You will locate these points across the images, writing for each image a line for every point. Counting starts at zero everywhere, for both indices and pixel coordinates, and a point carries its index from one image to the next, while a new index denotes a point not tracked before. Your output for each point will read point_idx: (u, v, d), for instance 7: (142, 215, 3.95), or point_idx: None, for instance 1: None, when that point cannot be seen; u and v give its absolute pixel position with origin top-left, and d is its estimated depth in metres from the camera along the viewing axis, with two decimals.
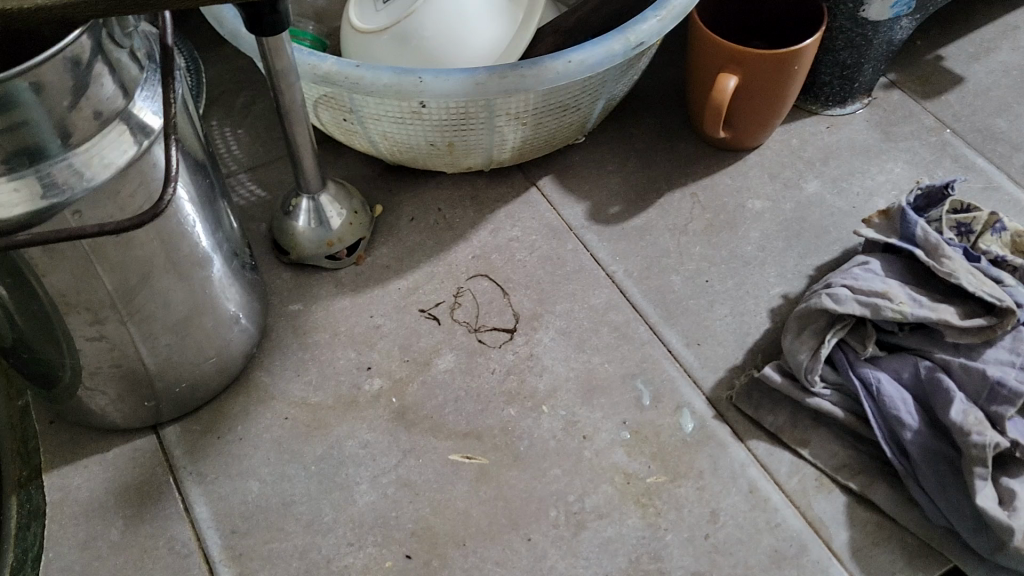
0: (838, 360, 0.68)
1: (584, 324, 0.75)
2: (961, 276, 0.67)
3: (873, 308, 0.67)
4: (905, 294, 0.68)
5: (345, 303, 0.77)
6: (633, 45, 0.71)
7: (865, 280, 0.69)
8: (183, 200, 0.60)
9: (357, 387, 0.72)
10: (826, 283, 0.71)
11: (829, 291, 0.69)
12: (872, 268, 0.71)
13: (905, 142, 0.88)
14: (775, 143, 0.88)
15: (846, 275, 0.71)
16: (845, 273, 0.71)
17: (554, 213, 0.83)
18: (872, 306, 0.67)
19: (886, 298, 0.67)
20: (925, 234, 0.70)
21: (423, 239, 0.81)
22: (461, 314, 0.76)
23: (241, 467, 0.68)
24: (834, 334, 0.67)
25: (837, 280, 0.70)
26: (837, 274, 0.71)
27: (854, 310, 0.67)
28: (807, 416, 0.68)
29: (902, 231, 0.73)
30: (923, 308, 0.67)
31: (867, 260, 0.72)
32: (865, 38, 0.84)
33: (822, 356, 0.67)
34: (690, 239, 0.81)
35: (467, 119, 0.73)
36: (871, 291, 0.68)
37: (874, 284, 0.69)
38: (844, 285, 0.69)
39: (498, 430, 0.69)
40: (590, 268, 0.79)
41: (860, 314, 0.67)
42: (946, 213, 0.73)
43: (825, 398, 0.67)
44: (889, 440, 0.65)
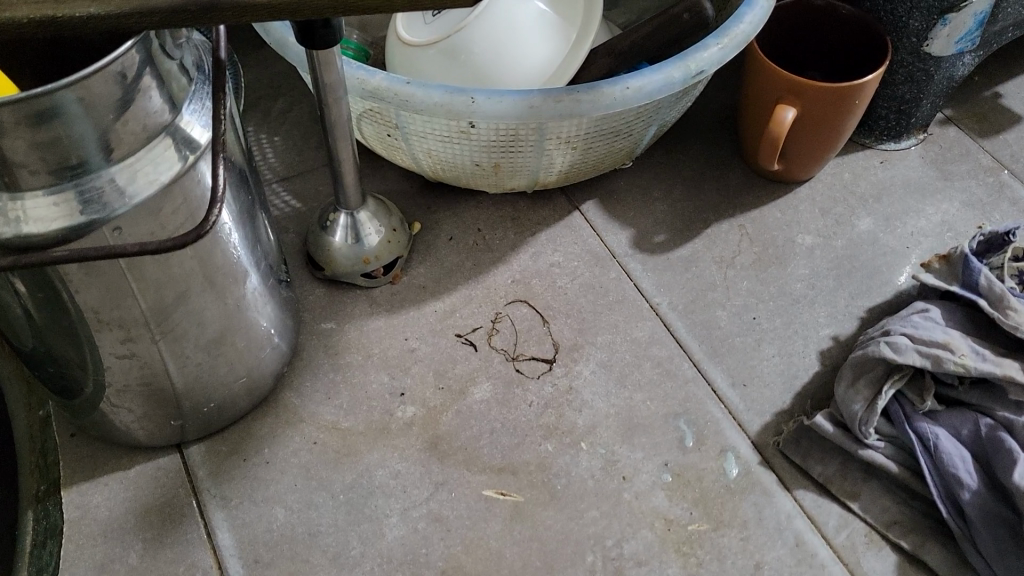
0: (893, 412, 0.65)
1: (626, 358, 0.73)
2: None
3: (933, 359, 0.63)
4: (968, 346, 0.64)
5: (380, 323, 0.74)
6: (692, 73, 0.68)
7: (925, 329, 0.66)
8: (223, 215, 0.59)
9: (389, 413, 0.69)
10: (883, 330, 0.68)
11: (886, 340, 0.66)
12: (932, 315, 0.67)
13: (961, 181, 0.85)
14: (827, 176, 0.85)
15: (903, 323, 0.67)
16: (903, 320, 0.68)
17: (598, 239, 0.80)
18: (933, 357, 0.63)
19: (947, 349, 0.64)
20: (987, 282, 0.67)
21: (462, 259, 0.79)
22: (499, 341, 0.73)
23: (266, 492, 0.65)
24: (892, 384, 0.64)
25: (894, 329, 0.67)
26: (894, 322, 0.68)
27: (914, 360, 0.64)
28: (860, 466, 0.65)
29: (962, 277, 0.69)
30: (986, 362, 0.63)
31: (927, 307, 0.68)
32: (926, 73, 0.81)
33: (878, 408, 0.63)
34: (738, 273, 0.78)
35: (516, 142, 0.70)
36: (931, 341, 0.64)
37: (934, 334, 0.65)
38: (904, 333, 0.66)
39: (534, 466, 0.67)
40: (633, 298, 0.76)
41: (920, 364, 0.63)
42: (1007, 260, 0.70)
43: (878, 451, 0.64)
44: (945, 500, 0.62)
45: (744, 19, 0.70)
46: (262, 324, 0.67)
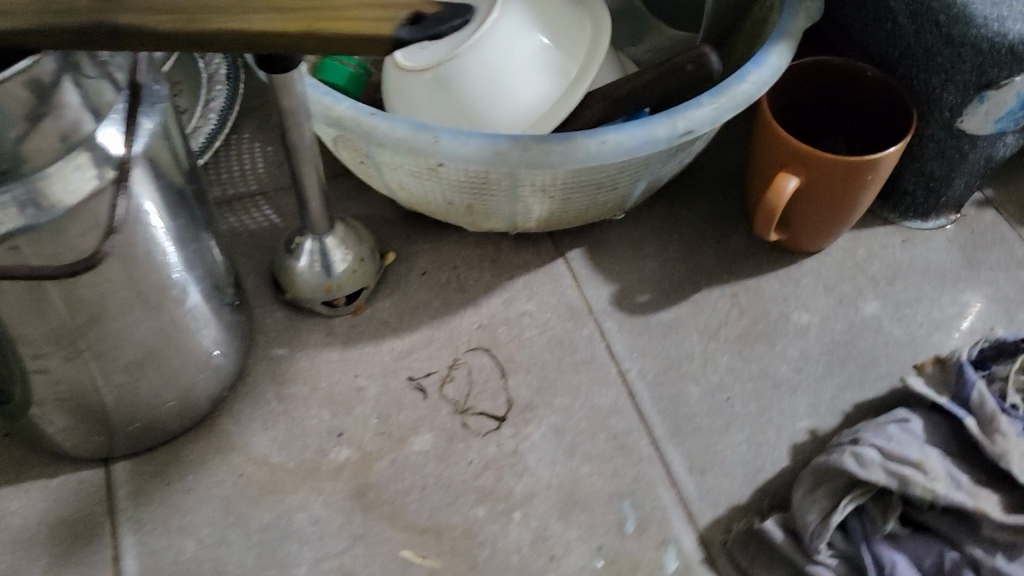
0: (851, 528, 0.58)
1: (581, 426, 0.68)
2: (1011, 459, 0.57)
3: (900, 480, 0.57)
4: (944, 470, 0.57)
5: (333, 356, 0.72)
6: (680, 132, 0.63)
7: (898, 442, 0.59)
8: (158, 232, 0.57)
9: (322, 453, 0.66)
10: (853, 436, 0.60)
11: (853, 449, 0.59)
12: (913, 425, 0.60)
13: (988, 272, 0.77)
14: (838, 249, 0.79)
15: (877, 432, 0.60)
16: (878, 428, 0.60)
17: (577, 291, 0.76)
18: (900, 478, 0.57)
19: (918, 470, 0.57)
20: (983, 402, 0.60)
21: (430, 298, 0.75)
22: (451, 391, 0.70)
23: (181, 521, 0.63)
24: (851, 499, 0.57)
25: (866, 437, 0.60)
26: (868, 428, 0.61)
27: (879, 478, 0.57)
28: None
29: (954, 389, 0.62)
30: (960, 490, 0.56)
31: (908, 417, 0.61)
32: (960, 150, 0.74)
33: (832, 523, 0.57)
34: (720, 346, 0.73)
35: (487, 185, 0.66)
36: (902, 458, 0.57)
37: (908, 450, 0.58)
38: (874, 444, 0.59)
39: (460, 531, 0.63)
40: (602, 361, 0.72)
41: (885, 484, 0.57)
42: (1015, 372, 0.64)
43: (828, 569, 0.57)
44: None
45: (748, 78, 0.64)
46: (204, 341, 0.65)
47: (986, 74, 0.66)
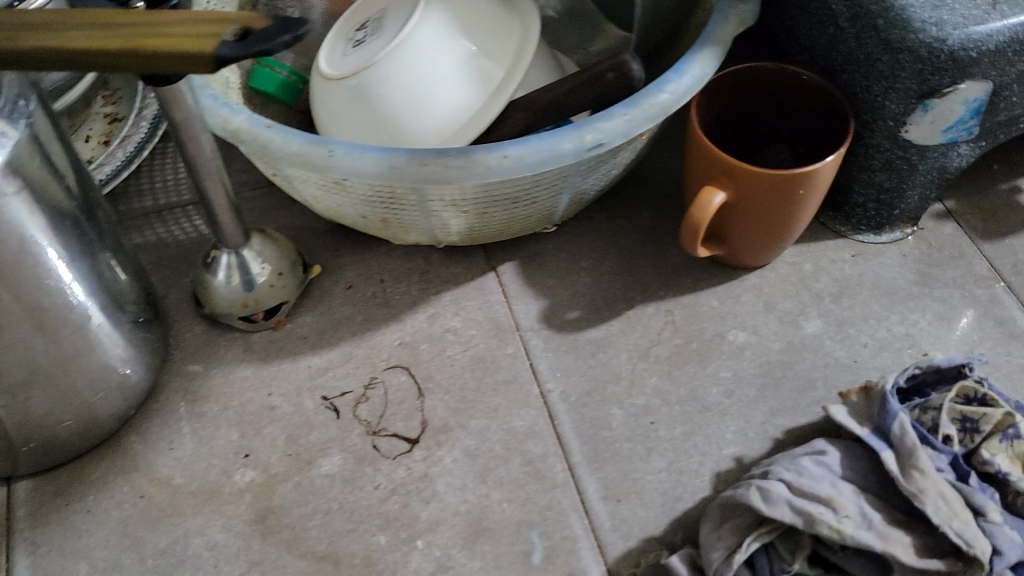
0: (759, 567, 0.54)
1: (495, 449, 0.66)
2: (923, 500, 0.54)
3: (806, 519, 0.53)
4: (855, 508, 0.54)
5: (248, 373, 0.70)
6: (588, 145, 0.60)
7: (809, 477, 0.56)
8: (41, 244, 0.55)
9: (226, 474, 0.65)
10: (763, 470, 0.58)
11: (761, 485, 0.56)
12: (831, 458, 0.57)
13: (942, 289, 0.73)
14: (783, 264, 0.75)
15: (790, 467, 0.57)
16: (790, 461, 0.58)
17: (505, 307, 0.73)
18: (807, 516, 0.53)
19: (828, 508, 0.54)
20: (903, 434, 0.56)
21: (353, 312, 0.73)
22: (364, 411, 0.68)
23: (76, 544, 0.62)
24: (756, 537, 0.54)
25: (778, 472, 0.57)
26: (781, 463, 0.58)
27: (783, 516, 0.54)
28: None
29: (876, 419, 0.58)
30: (869, 530, 0.53)
31: (824, 449, 0.58)
32: (908, 162, 0.69)
33: (735, 562, 0.53)
34: (649, 366, 0.70)
35: (395, 199, 0.64)
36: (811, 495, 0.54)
37: (819, 486, 0.55)
38: (782, 479, 0.56)
39: (359, 560, 0.61)
40: (523, 381, 0.69)
41: (790, 522, 0.53)
42: (950, 400, 0.59)
43: None
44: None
45: (665, 88, 0.61)
46: (113, 355, 0.64)
47: (928, 81, 0.62)
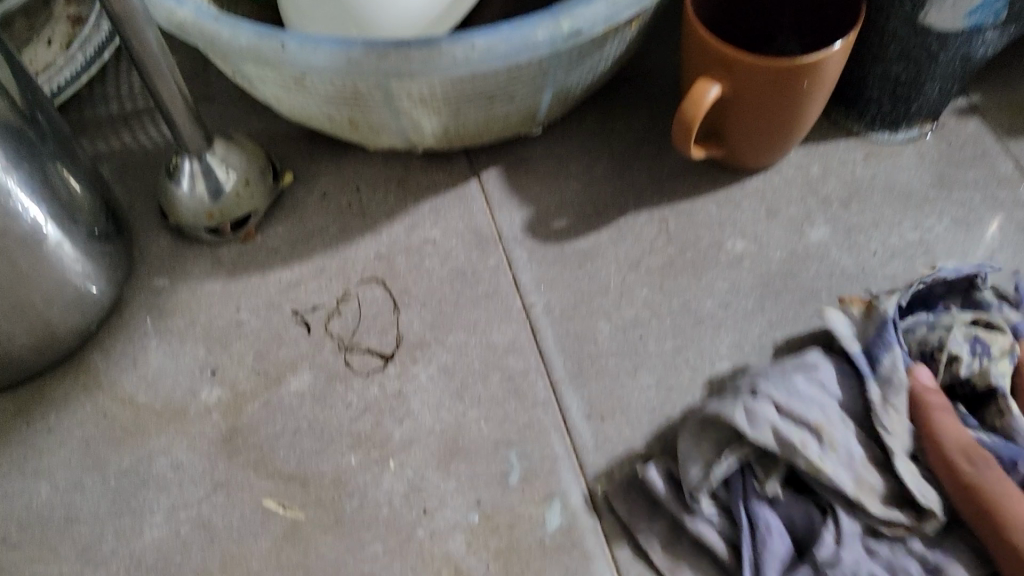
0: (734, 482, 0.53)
1: (473, 366, 0.62)
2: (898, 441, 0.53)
3: (788, 447, 0.52)
4: (844, 443, 0.52)
5: (216, 288, 0.66)
6: (564, 33, 0.54)
7: (801, 400, 0.53)
8: None
9: (192, 393, 0.62)
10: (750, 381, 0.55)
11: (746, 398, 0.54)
12: (828, 376, 0.55)
13: (962, 192, 0.67)
14: (789, 167, 0.70)
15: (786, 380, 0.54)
16: (781, 377, 0.55)
17: (487, 216, 0.69)
18: (788, 442, 0.52)
19: (816, 439, 0.52)
20: (891, 368, 0.55)
21: (327, 223, 0.69)
22: (337, 326, 0.64)
23: (37, 464, 0.59)
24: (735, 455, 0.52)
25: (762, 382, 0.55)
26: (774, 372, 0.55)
27: (765, 439, 0.52)
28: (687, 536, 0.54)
29: (869, 342, 0.57)
30: (847, 469, 0.52)
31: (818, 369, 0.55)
32: (926, 51, 0.62)
33: (712, 476, 0.52)
34: (639, 277, 0.65)
35: (359, 97, 0.59)
36: (800, 420, 0.52)
37: (809, 411, 0.53)
38: (772, 396, 0.53)
39: (328, 481, 0.58)
40: (505, 294, 0.65)
41: (770, 446, 0.51)
42: (960, 322, 0.56)
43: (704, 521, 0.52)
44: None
45: None
46: (73, 270, 0.61)
47: None
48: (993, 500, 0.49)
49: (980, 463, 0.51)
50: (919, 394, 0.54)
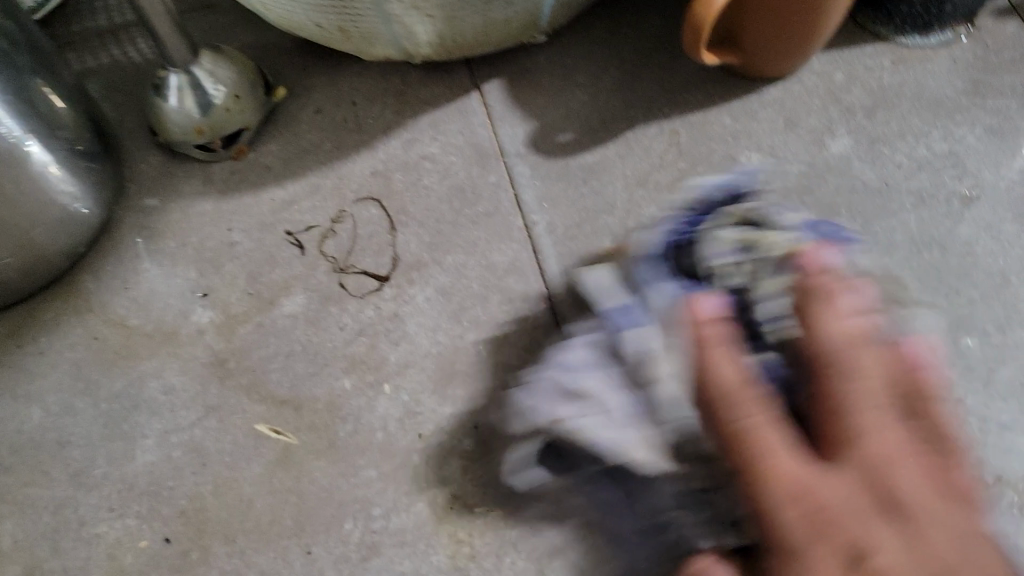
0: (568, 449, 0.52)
1: (472, 288, 0.60)
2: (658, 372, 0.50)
3: (535, 425, 0.52)
4: (612, 402, 0.51)
5: (207, 208, 0.64)
6: None
7: (568, 375, 0.52)
8: None
9: (183, 316, 0.60)
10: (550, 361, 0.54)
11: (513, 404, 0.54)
12: (636, 336, 0.51)
13: (997, 100, 0.63)
14: (811, 74, 0.65)
15: (582, 341, 0.54)
16: (560, 353, 0.54)
17: (489, 130, 0.65)
18: (571, 431, 0.51)
19: (579, 408, 0.51)
20: (659, 302, 0.51)
21: (322, 139, 0.66)
22: (331, 247, 0.62)
23: (28, 387, 0.58)
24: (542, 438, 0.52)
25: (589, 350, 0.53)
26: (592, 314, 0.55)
27: (562, 430, 0.51)
28: None
29: (632, 284, 0.53)
30: (609, 435, 0.50)
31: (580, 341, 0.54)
32: None
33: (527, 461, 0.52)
34: (648, 194, 0.62)
35: (348, 2, 0.55)
36: (572, 397, 0.51)
37: (575, 380, 0.52)
38: (551, 378, 0.52)
39: (322, 405, 0.56)
40: (506, 212, 0.62)
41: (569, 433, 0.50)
42: (726, 230, 0.54)
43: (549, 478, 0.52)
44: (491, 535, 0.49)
45: None
46: (59, 189, 0.59)
47: None
48: (751, 471, 0.39)
49: (737, 404, 0.42)
50: (700, 328, 0.46)
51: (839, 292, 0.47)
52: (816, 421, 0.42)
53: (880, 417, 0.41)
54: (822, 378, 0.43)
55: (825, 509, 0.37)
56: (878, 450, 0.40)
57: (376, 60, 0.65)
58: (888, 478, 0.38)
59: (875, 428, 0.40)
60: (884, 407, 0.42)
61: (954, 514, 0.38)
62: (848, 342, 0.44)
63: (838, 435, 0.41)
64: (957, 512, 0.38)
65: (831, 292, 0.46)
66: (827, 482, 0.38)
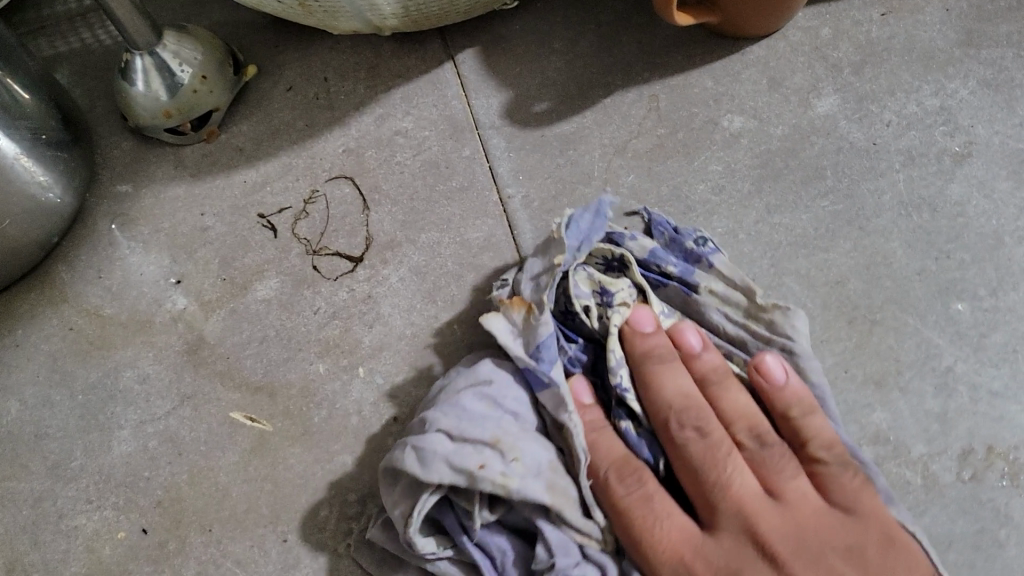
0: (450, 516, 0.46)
1: (446, 266, 0.58)
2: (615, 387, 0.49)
3: (468, 476, 0.44)
4: (523, 449, 0.45)
5: (179, 192, 0.63)
6: None
7: (470, 419, 0.46)
8: None
9: (157, 304, 0.59)
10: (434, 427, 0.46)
11: (421, 434, 0.46)
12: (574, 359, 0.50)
13: (991, 50, 0.60)
14: (796, 30, 0.62)
15: (535, 359, 0.48)
16: (450, 405, 0.47)
17: (462, 102, 0.63)
18: (466, 471, 0.44)
19: (494, 453, 0.45)
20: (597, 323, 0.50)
21: (294, 117, 0.65)
22: (304, 229, 0.61)
23: (6, 380, 0.58)
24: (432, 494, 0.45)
25: (514, 339, 0.49)
26: (522, 334, 0.49)
27: (439, 476, 0.44)
28: None
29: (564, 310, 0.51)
30: (518, 470, 0.44)
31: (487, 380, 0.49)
32: None
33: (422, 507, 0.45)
34: (626, 162, 0.59)
35: None
36: (472, 441, 0.45)
37: (481, 428, 0.46)
38: (444, 429, 0.46)
39: (296, 391, 0.56)
40: (481, 186, 0.60)
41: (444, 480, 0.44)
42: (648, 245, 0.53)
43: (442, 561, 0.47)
44: (445, 538, 0.47)
45: None
46: (31, 180, 0.58)
47: None
48: (636, 545, 0.44)
49: (628, 481, 0.46)
50: (637, 347, 0.49)
51: (684, 332, 0.50)
52: (681, 472, 0.46)
53: (736, 463, 0.46)
54: (670, 436, 0.47)
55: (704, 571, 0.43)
56: (741, 487, 0.45)
57: (343, 32, 0.63)
58: (752, 518, 0.44)
59: (733, 471, 0.45)
60: (735, 455, 0.46)
61: (831, 530, 0.44)
62: (681, 397, 0.47)
63: (703, 489, 0.45)
64: (837, 528, 0.44)
65: (681, 330, 0.50)
66: (712, 533, 0.44)
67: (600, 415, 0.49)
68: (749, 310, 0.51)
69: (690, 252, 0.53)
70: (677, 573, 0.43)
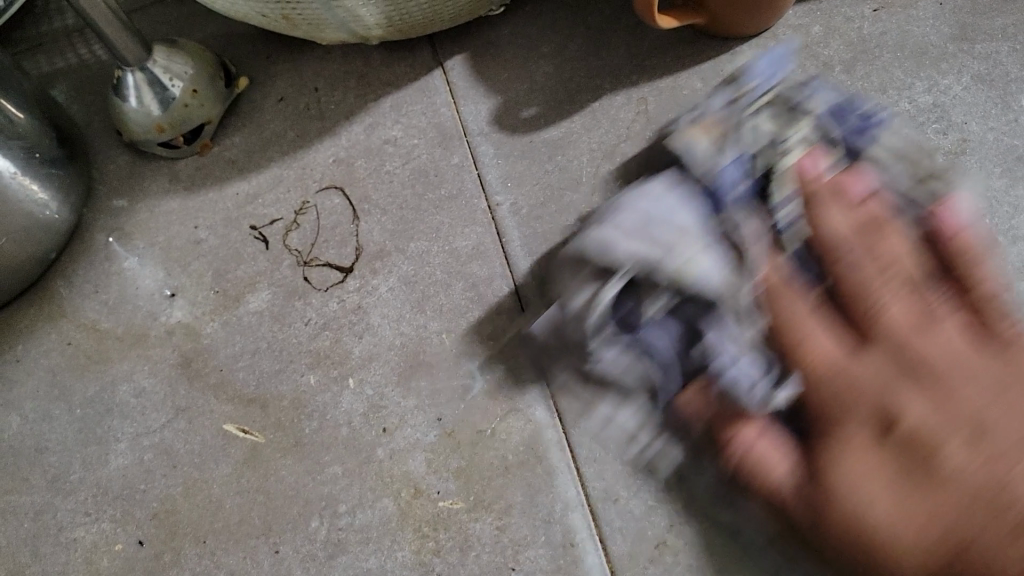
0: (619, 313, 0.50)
1: (435, 275, 0.58)
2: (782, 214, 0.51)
3: (659, 248, 0.49)
4: (697, 254, 0.49)
5: (174, 205, 0.64)
6: None
7: (659, 206, 0.51)
8: None
9: (152, 317, 0.60)
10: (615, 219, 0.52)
11: (597, 236, 0.52)
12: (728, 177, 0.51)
13: (985, 45, 0.59)
14: (786, 29, 0.61)
15: (693, 185, 0.51)
16: (638, 199, 0.52)
17: (452, 109, 0.63)
18: (655, 244, 0.49)
19: (663, 246, 0.49)
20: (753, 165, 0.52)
21: (285, 129, 0.65)
22: (295, 240, 0.61)
23: (7, 396, 0.59)
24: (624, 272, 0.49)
25: (707, 148, 0.52)
26: (711, 142, 0.52)
27: (633, 248, 0.49)
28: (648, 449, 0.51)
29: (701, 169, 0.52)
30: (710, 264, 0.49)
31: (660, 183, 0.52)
32: None
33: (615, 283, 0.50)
34: (614, 167, 0.59)
35: None
36: (654, 231, 0.50)
37: (672, 215, 0.50)
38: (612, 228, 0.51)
39: (287, 403, 0.56)
40: (469, 194, 0.60)
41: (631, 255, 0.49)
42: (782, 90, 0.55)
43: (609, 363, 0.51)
44: (604, 340, 0.51)
45: None
46: (27, 199, 0.59)
47: None
48: (795, 357, 0.47)
49: (829, 212, 0.50)
50: (808, 190, 0.51)
51: (848, 181, 0.51)
52: (838, 276, 0.49)
53: (890, 291, 0.48)
54: (832, 267, 0.50)
55: (856, 390, 0.45)
56: (895, 314, 0.47)
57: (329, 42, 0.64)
58: (908, 348, 0.46)
59: (887, 298, 0.48)
60: (893, 285, 0.48)
61: (985, 368, 0.45)
62: (838, 236, 0.50)
63: (864, 317, 0.48)
64: (991, 366, 0.45)
65: (842, 180, 0.51)
66: (859, 362, 0.46)
67: (774, 243, 0.51)
68: (917, 178, 0.53)
69: (867, 118, 0.54)
70: (836, 397, 0.45)
